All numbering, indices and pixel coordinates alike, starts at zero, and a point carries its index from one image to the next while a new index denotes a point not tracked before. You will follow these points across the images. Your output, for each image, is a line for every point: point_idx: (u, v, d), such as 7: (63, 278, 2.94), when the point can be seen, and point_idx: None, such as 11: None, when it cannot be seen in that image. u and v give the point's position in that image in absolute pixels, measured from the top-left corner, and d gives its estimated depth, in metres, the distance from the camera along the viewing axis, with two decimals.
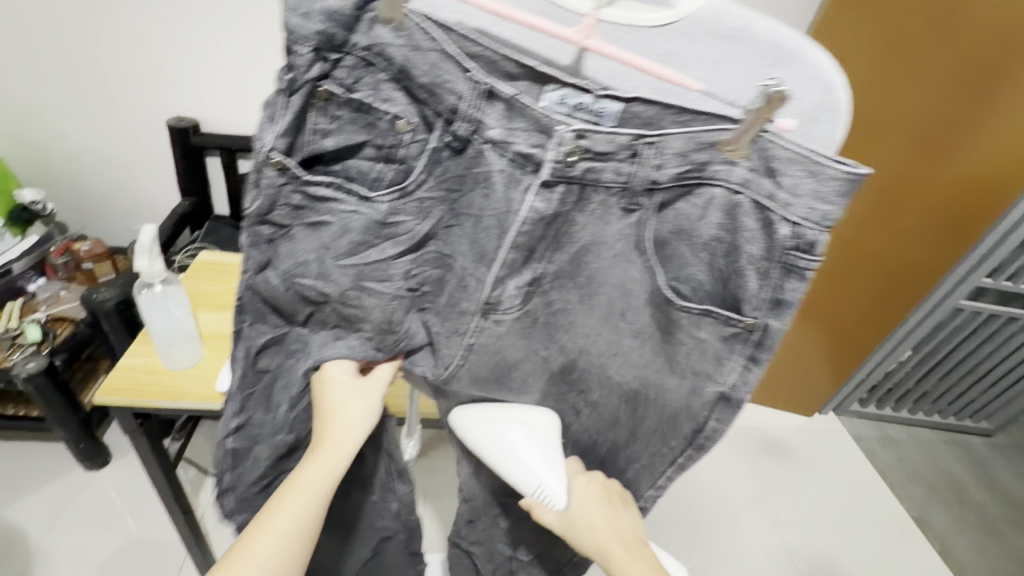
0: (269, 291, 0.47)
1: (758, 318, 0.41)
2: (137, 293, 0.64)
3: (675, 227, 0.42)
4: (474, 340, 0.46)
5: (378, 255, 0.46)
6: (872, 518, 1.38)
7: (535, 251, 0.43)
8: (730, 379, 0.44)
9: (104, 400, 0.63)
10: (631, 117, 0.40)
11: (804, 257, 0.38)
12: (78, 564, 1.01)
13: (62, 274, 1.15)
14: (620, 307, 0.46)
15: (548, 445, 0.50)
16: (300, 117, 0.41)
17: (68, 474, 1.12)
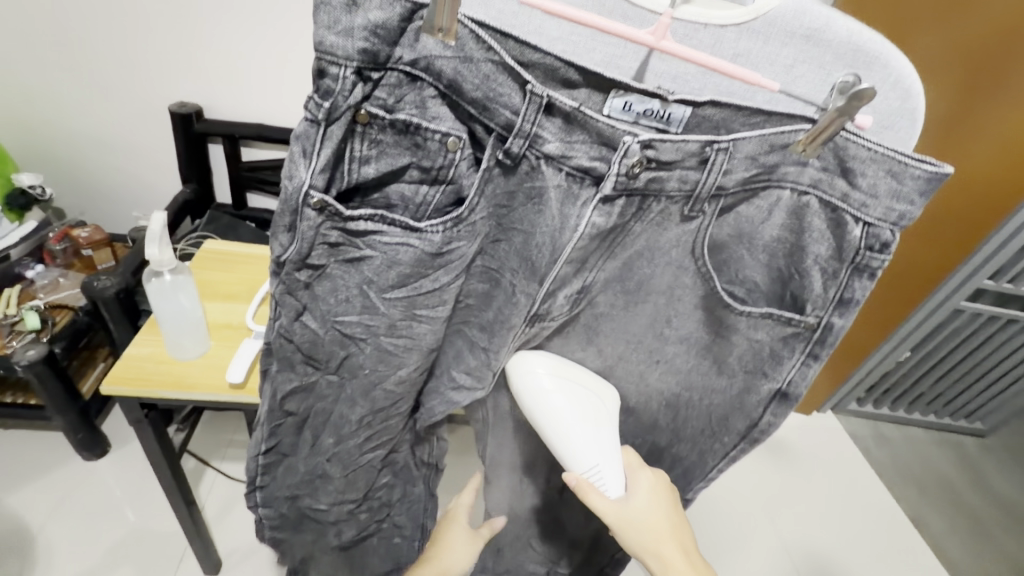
0: (308, 335, 0.46)
1: (820, 317, 0.43)
2: (146, 281, 0.63)
3: (735, 230, 0.43)
4: (519, 346, 0.47)
5: (429, 285, 0.43)
6: (869, 516, 1.40)
7: (588, 262, 0.42)
8: (787, 376, 0.47)
9: (110, 389, 0.62)
10: (702, 119, 0.35)
11: (878, 256, 0.39)
12: (77, 555, 1.00)
13: (60, 261, 1.14)
14: (666, 315, 0.48)
15: (603, 427, 0.49)
16: (339, 146, 0.36)
17: (68, 463, 1.11)
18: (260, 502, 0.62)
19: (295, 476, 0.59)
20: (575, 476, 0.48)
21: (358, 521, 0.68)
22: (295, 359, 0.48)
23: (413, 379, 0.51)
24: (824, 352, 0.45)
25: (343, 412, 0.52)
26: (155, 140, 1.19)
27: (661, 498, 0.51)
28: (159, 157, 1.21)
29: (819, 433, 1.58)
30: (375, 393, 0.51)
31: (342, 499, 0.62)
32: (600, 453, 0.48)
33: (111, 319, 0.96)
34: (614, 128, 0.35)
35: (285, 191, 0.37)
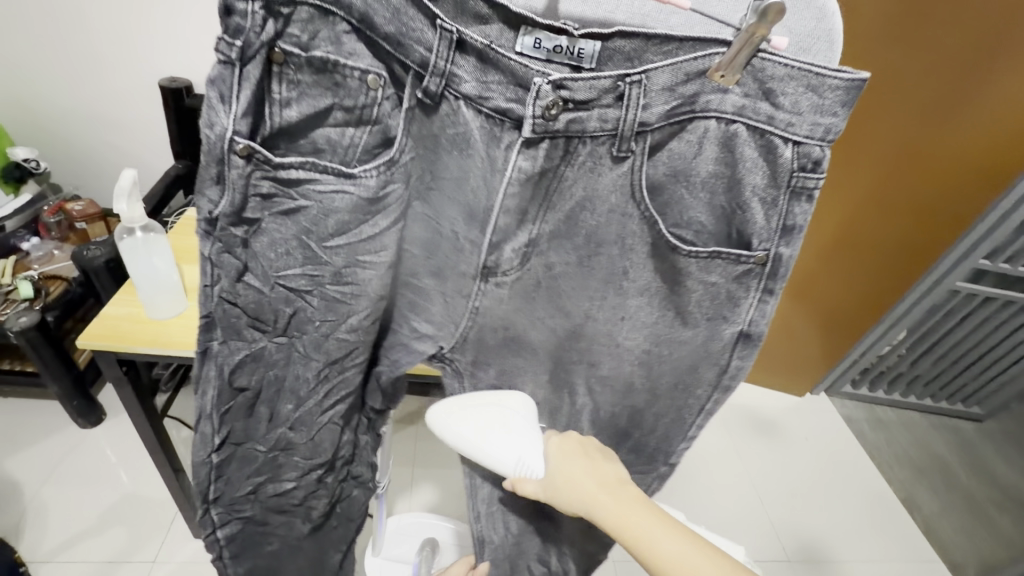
0: (253, 295, 0.48)
1: (768, 250, 0.44)
2: (119, 239, 0.65)
3: (671, 168, 0.44)
4: (478, 300, 0.51)
5: (372, 229, 0.46)
6: (859, 499, 1.40)
7: (528, 214, 0.46)
8: (747, 316, 0.47)
9: (87, 343, 0.64)
10: (614, 52, 0.40)
11: (811, 176, 0.41)
12: (74, 516, 1.03)
13: (55, 235, 1.15)
14: (622, 267, 0.48)
15: (515, 422, 0.52)
16: (258, 89, 0.39)
17: (65, 430, 1.14)
18: (219, 521, 0.64)
19: (252, 466, 0.61)
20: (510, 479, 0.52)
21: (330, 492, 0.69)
22: (242, 325, 0.49)
23: (364, 331, 0.53)
24: (777, 286, 0.45)
25: (297, 372, 0.54)
26: (149, 114, 1.20)
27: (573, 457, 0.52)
28: (153, 132, 1.23)
29: (811, 415, 1.57)
30: (327, 346, 0.52)
31: (310, 465, 0.63)
32: (516, 446, 0.51)
33: (104, 289, 0.97)
34: (525, 67, 0.39)
35: (211, 141, 0.39)
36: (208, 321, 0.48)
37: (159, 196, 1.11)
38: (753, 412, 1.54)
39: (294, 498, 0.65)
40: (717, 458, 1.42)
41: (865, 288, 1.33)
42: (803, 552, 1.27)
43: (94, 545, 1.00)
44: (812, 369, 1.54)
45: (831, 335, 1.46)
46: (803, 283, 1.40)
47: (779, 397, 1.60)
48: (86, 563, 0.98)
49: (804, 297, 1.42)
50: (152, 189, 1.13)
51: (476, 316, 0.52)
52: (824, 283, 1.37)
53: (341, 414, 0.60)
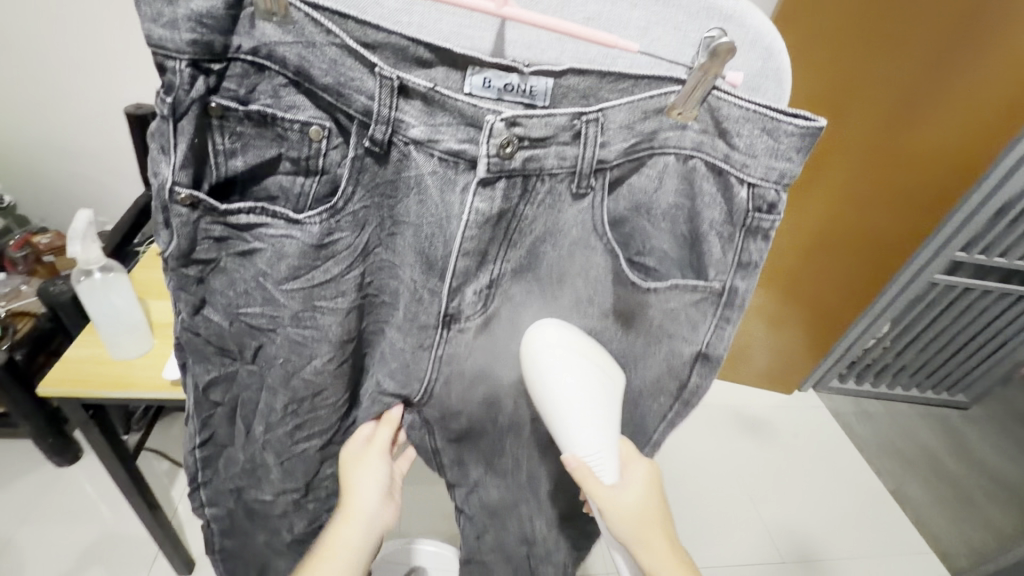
0: (214, 328, 0.46)
1: (723, 281, 0.45)
2: (76, 282, 0.63)
3: (632, 202, 0.45)
4: (441, 351, 0.48)
5: (325, 274, 0.45)
6: (850, 491, 1.41)
7: (489, 253, 0.44)
8: (705, 338, 0.48)
9: (45, 391, 0.61)
10: (568, 90, 0.39)
11: (766, 217, 0.41)
12: (53, 556, 1.00)
13: (22, 268, 1.12)
14: (587, 294, 0.48)
15: (612, 403, 0.47)
16: (196, 141, 0.38)
17: (43, 468, 1.11)
18: (207, 500, 0.61)
19: (236, 468, 0.58)
20: (574, 456, 0.47)
21: (307, 518, 0.64)
22: (208, 350, 0.48)
23: (332, 373, 0.51)
24: (733, 314, 0.46)
25: (268, 400, 0.51)
26: (116, 144, 1.18)
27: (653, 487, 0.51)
28: (119, 158, 1.20)
29: (797, 413, 1.57)
30: (294, 383, 0.50)
31: (285, 487, 0.59)
32: (602, 439, 0.47)
33: (73, 321, 0.95)
34: (474, 107, 0.38)
35: (153, 189, 0.38)
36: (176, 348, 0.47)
37: (124, 231, 1.07)
38: (740, 411, 1.54)
39: (276, 510, 0.61)
40: (707, 460, 1.41)
41: (838, 296, 1.37)
42: (798, 551, 1.27)
43: None
44: (797, 363, 1.55)
45: (808, 341, 1.49)
46: (789, 287, 1.39)
47: (769, 397, 1.61)
48: None
49: (790, 299, 1.41)
50: (121, 221, 1.10)
51: (441, 365, 0.49)
52: (809, 284, 1.37)
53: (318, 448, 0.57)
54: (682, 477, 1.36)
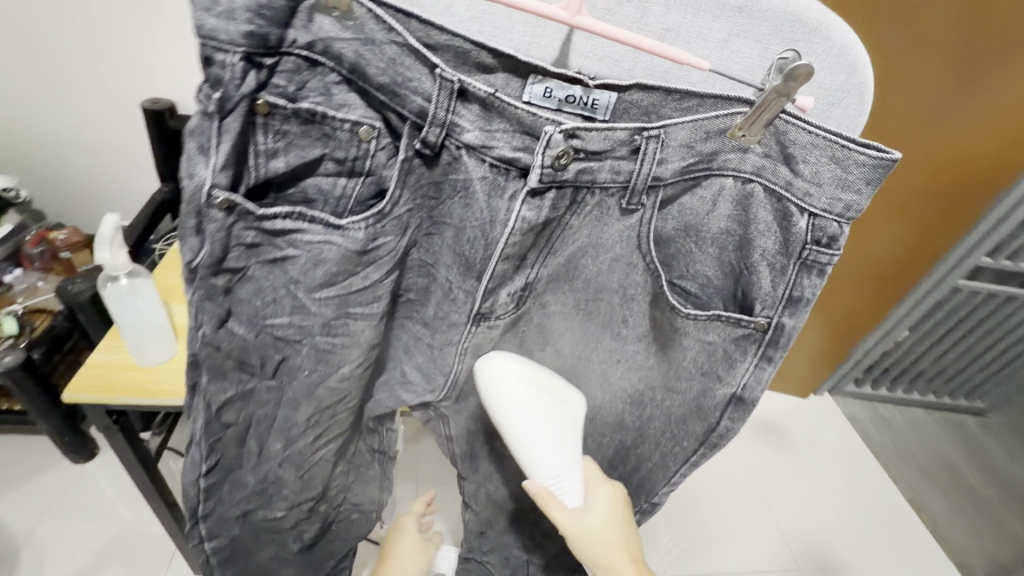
0: (238, 342, 0.43)
1: (770, 317, 0.42)
2: (103, 287, 0.61)
3: (681, 223, 0.42)
4: (467, 344, 0.46)
5: (363, 283, 0.42)
6: (872, 504, 1.38)
7: (527, 257, 0.42)
8: (740, 380, 0.46)
9: (73, 396, 0.61)
10: (629, 105, 0.36)
11: (824, 253, 0.38)
12: (73, 554, 1.00)
13: (38, 265, 1.11)
14: (622, 314, 0.46)
15: (571, 433, 0.48)
16: (240, 140, 0.35)
17: (60, 465, 1.11)
18: (207, 533, 0.58)
19: (243, 491, 0.55)
20: (536, 483, 0.48)
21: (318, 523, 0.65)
22: (228, 367, 0.44)
23: (357, 378, 0.49)
24: (776, 355, 0.43)
25: (287, 415, 0.49)
26: (132, 138, 1.16)
27: (615, 510, 0.51)
28: (140, 156, 1.19)
29: (813, 417, 1.56)
30: (318, 394, 0.48)
31: (301, 498, 0.58)
32: (563, 464, 0.48)
33: (91, 321, 0.95)
34: (534, 115, 0.36)
35: (189, 193, 0.35)
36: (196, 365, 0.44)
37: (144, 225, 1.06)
38: (758, 416, 1.53)
39: (286, 523, 0.60)
40: (723, 464, 1.40)
41: (857, 301, 1.35)
42: (815, 560, 1.25)
43: None
44: (813, 367, 1.52)
45: (826, 345, 1.47)
46: (806, 289, 1.37)
47: (785, 400, 1.59)
48: None
49: (807, 302, 1.39)
50: (136, 217, 1.08)
51: (465, 358, 0.47)
52: (828, 289, 1.35)
53: (334, 451, 0.56)
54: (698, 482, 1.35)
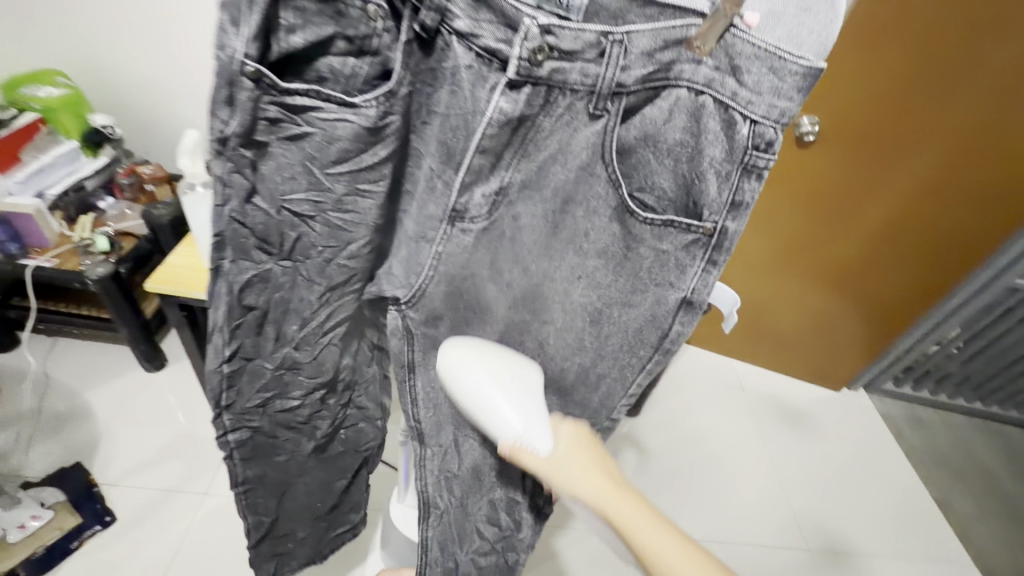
0: (260, 219, 0.43)
1: (715, 222, 0.44)
2: (181, 195, 0.67)
3: (641, 132, 0.44)
4: (441, 248, 0.46)
5: (371, 160, 0.42)
6: (895, 495, 1.36)
7: (502, 159, 0.43)
8: (690, 284, 0.48)
9: (152, 288, 0.71)
10: (599, 9, 0.38)
11: (763, 155, 0.41)
12: (138, 447, 1.11)
13: (128, 194, 1.25)
14: (584, 228, 0.47)
15: (521, 391, 0.49)
16: (268, 14, 0.35)
17: (132, 372, 1.23)
18: (230, 425, 0.55)
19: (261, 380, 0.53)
20: (506, 445, 0.48)
21: (330, 420, 0.63)
22: (249, 245, 0.45)
23: (364, 259, 0.49)
24: (721, 257, 0.46)
25: (301, 296, 0.49)
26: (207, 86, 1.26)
27: (584, 444, 0.50)
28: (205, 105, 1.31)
29: (843, 409, 1.52)
30: (330, 271, 0.48)
31: (313, 385, 0.57)
32: (519, 411, 0.48)
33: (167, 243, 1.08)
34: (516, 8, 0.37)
35: (218, 63, 0.35)
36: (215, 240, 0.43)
37: None
38: (781, 402, 1.52)
39: (300, 416, 0.59)
40: (740, 443, 1.40)
41: (898, 294, 1.33)
42: (824, 540, 1.25)
43: (152, 474, 1.08)
44: (848, 361, 1.50)
45: (863, 340, 1.45)
46: (846, 281, 1.35)
47: (812, 388, 1.57)
48: (147, 489, 1.05)
49: (845, 294, 1.38)
50: None
51: (437, 264, 0.47)
52: (869, 281, 1.33)
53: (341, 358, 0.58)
54: (715, 459, 1.36)
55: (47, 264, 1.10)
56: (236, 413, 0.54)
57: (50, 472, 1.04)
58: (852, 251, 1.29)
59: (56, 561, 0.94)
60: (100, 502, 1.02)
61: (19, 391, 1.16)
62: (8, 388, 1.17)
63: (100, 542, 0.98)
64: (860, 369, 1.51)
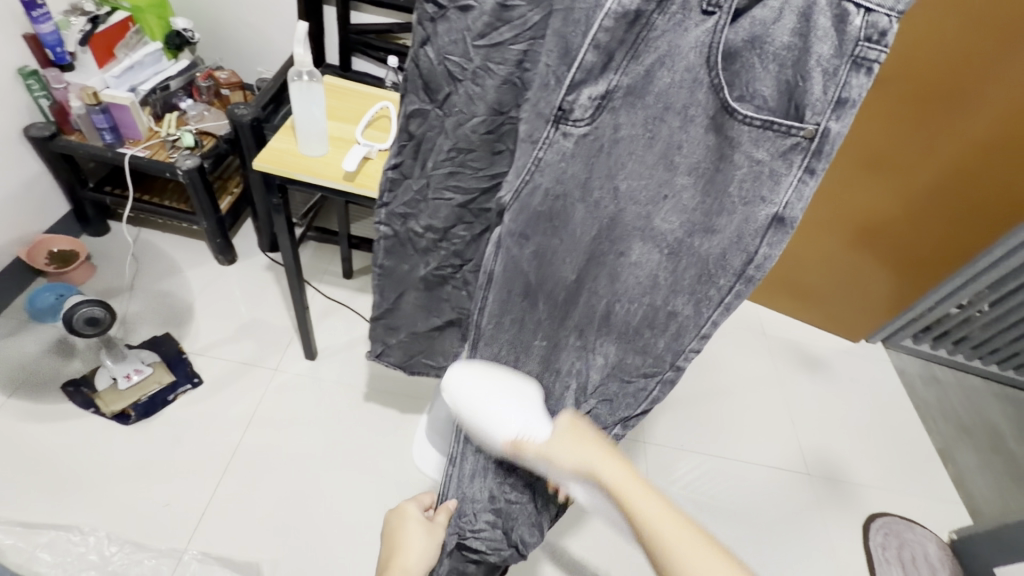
0: (425, 65, 0.51)
1: (817, 124, 0.40)
2: (291, 80, 0.79)
3: (748, 35, 0.40)
4: (542, 153, 0.47)
5: (499, 39, 0.46)
6: (898, 437, 1.43)
7: (613, 60, 0.42)
8: (784, 197, 0.44)
9: (258, 165, 0.82)
10: None
11: (875, 49, 0.37)
12: (214, 327, 1.25)
13: (205, 97, 1.32)
14: (677, 141, 0.45)
15: (524, 409, 0.61)
16: None
17: (207, 264, 1.36)
18: (382, 219, 0.66)
19: (407, 195, 0.63)
20: (509, 438, 0.60)
21: (435, 263, 0.70)
22: (415, 85, 0.53)
23: (483, 138, 0.54)
24: (821, 165, 0.42)
25: (440, 142, 0.56)
26: None
27: (583, 433, 0.58)
28: (277, 15, 1.35)
29: (861, 360, 1.58)
30: (463, 133, 0.54)
31: (434, 225, 0.64)
32: (518, 419, 0.60)
33: (246, 143, 1.16)
34: None
35: None
36: (401, 75, 0.53)
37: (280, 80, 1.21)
38: (801, 346, 1.59)
39: (420, 243, 0.68)
40: (755, 378, 1.49)
41: (931, 253, 1.36)
42: (823, 469, 1.34)
43: (232, 348, 1.22)
44: (871, 314, 1.54)
45: (891, 296, 1.49)
46: (880, 233, 1.38)
47: (833, 339, 1.63)
48: (227, 360, 1.20)
49: (874, 248, 1.41)
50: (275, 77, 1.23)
51: (535, 170, 0.48)
52: (903, 235, 1.36)
53: (445, 236, 0.65)
54: (729, 389, 1.46)
55: (140, 154, 1.21)
56: (389, 211, 0.65)
57: (147, 339, 1.20)
58: (895, 200, 1.31)
59: (157, 408, 1.11)
60: (189, 366, 1.17)
61: (114, 269, 1.31)
62: (106, 266, 1.31)
63: (190, 399, 1.13)
64: (882, 325, 1.56)
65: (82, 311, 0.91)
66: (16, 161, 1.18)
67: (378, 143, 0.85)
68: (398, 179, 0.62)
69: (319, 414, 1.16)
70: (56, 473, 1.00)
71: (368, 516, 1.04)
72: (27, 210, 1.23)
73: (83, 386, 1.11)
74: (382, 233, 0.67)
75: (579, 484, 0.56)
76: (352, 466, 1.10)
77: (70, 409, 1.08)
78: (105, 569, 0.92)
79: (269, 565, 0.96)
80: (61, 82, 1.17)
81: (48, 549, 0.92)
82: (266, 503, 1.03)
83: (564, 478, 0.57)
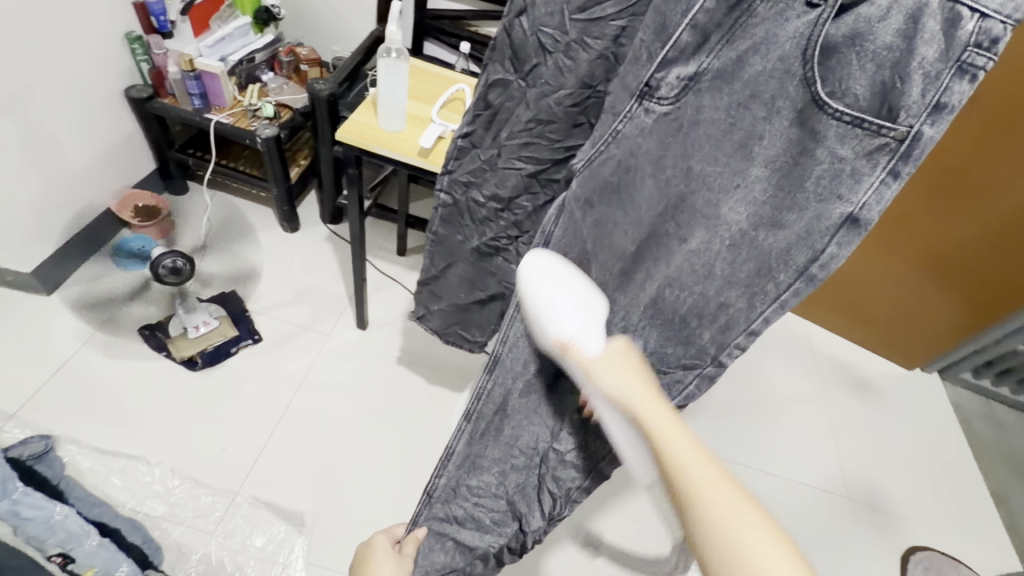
0: (518, 35, 0.52)
1: (910, 125, 0.38)
2: (380, 57, 0.83)
3: (849, 32, 0.38)
4: (621, 126, 0.48)
5: (601, 14, 0.47)
6: (950, 474, 1.36)
7: (709, 41, 0.41)
8: (862, 197, 0.41)
9: (340, 137, 0.86)
10: None
11: (982, 56, 0.34)
12: (277, 289, 1.32)
13: (284, 72, 1.39)
14: (759, 131, 0.43)
15: (586, 308, 0.54)
16: None
17: (273, 230, 1.44)
18: (445, 185, 0.69)
19: (477, 162, 0.65)
20: (561, 337, 0.53)
21: (492, 233, 0.71)
22: (506, 50, 0.54)
23: (565, 111, 0.54)
24: (907, 167, 0.39)
25: (519, 114, 0.57)
26: None
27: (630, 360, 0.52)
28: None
29: (914, 390, 1.51)
30: (543, 105, 0.55)
31: (496, 195, 0.66)
32: (582, 321, 0.53)
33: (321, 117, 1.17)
34: None
35: None
36: (492, 45, 0.55)
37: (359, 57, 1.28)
38: (852, 368, 1.54)
39: (481, 213, 0.70)
40: (802, 396, 1.46)
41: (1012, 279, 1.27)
42: (864, 496, 1.30)
43: (290, 311, 1.29)
44: (935, 339, 1.47)
45: (959, 322, 1.41)
46: (949, 254, 1.31)
47: (886, 364, 1.56)
48: (286, 323, 1.27)
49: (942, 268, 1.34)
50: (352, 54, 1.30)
51: (613, 141, 0.49)
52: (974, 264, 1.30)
53: (512, 202, 0.66)
54: (772, 406, 1.42)
55: (224, 121, 1.28)
56: (453, 178, 0.68)
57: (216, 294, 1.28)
58: (977, 221, 1.24)
59: (221, 359, 1.18)
60: (252, 324, 1.24)
61: (191, 228, 1.40)
62: (184, 223, 1.41)
63: (249, 354, 1.20)
64: (942, 352, 1.49)
65: (167, 261, 0.99)
66: (114, 119, 1.28)
67: (452, 124, 0.88)
68: (465, 149, 0.65)
69: (365, 381, 1.21)
70: (127, 410, 1.08)
71: (405, 484, 1.08)
72: (120, 165, 1.33)
73: (158, 331, 1.19)
74: (443, 199, 0.71)
75: (611, 408, 0.50)
76: (392, 435, 1.14)
77: (145, 351, 1.17)
78: (168, 500, 1.00)
79: (312, 517, 1.02)
80: (161, 48, 1.26)
81: (119, 475, 1.01)
82: (312, 460, 1.08)
83: (603, 403, 0.51)
